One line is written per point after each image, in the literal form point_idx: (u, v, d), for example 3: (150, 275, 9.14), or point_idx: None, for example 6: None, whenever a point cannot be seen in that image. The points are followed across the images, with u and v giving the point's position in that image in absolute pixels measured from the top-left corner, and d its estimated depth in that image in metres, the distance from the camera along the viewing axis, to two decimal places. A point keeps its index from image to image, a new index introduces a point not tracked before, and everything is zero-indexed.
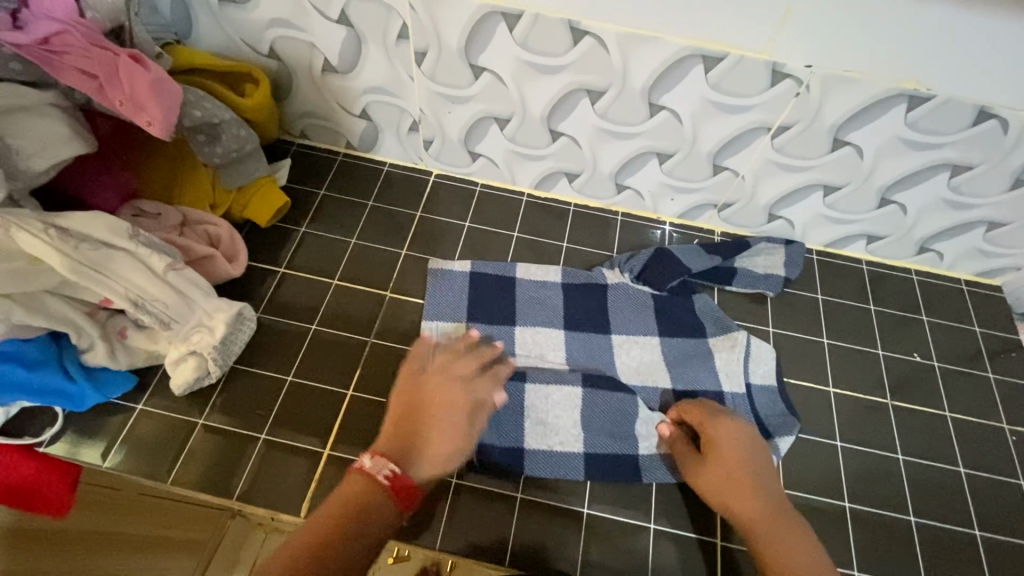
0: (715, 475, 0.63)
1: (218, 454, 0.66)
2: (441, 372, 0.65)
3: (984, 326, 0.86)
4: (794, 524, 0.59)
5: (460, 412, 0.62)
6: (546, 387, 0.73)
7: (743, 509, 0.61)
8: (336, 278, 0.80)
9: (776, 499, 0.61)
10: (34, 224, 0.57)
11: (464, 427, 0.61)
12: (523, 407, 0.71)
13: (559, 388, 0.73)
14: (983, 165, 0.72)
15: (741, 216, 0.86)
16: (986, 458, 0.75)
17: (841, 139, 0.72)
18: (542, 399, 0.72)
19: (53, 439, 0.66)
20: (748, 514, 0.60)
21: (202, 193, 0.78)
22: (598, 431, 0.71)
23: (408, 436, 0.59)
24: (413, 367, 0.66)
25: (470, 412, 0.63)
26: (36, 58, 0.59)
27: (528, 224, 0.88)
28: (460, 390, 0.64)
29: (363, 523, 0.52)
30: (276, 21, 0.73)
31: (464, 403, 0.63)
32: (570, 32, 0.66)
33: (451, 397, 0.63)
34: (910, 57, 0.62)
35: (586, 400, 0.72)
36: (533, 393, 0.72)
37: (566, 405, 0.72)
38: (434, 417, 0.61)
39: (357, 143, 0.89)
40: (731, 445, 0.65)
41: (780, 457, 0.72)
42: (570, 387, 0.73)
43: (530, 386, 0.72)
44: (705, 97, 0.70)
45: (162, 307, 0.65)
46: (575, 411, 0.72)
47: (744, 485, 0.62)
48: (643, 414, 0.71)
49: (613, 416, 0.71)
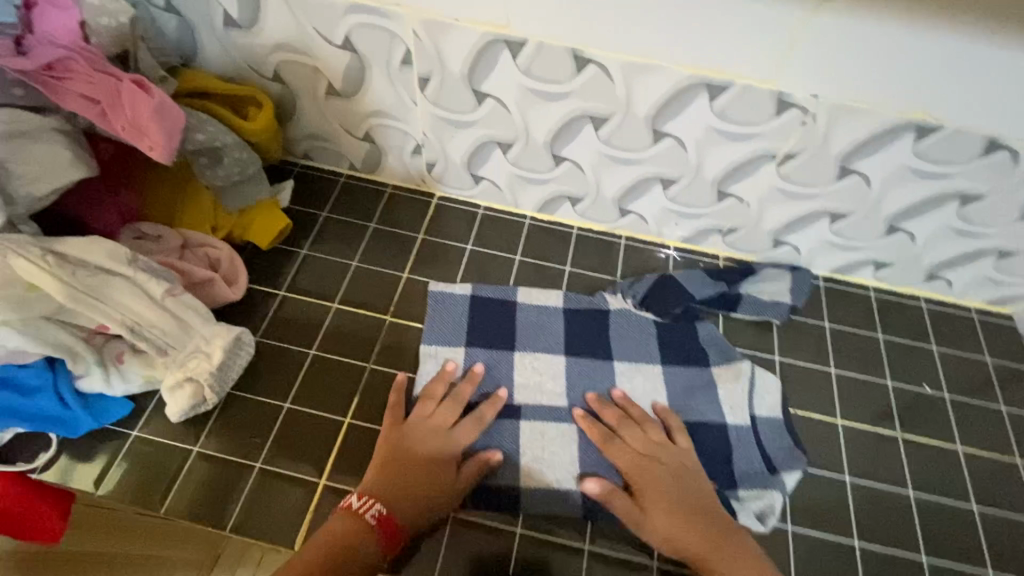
0: (661, 520, 0.63)
1: (212, 481, 0.65)
2: (429, 417, 0.68)
3: (996, 356, 0.84)
4: (740, 544, 0.61)
5: (442, 455, 0.65)
6: (543, 424, 0.72)
7: (694, 546, 0.61)
8: (336, 302, 0.79)
9: (718, 523, 0.63)
10: (31, 250, 0.58)
11: (449, 471, 0.64)
12: (522, 437, 0.70)
13: (555, 425, 0.72)
14: (993, 196, 0.71)
15: (746, 242, 0.85)
16: (999, 494, 0.73)
17: (848, 168, 0.71)
18: (537, 435, 0.71)
19: (46, 465, 0.65)
20: (698, 551, 0.61)
21: (203, 214, 0.77)
22: (599, 465, 0.69)
23: (391, 478, 0.63)
24: (400, 410, 0.69)
25: (452, 455, 0.66)
26: (41, 83, 0.60)
27: (530, 248, 0.87)
28: (442, 436, 0.67)
29: (346, 565, 0.56)
30: (281, 46, 0.73)
31: (447, 447, 0.66)
32: (574, 60, 0.66)
33: (434, 441, 0.66)
34: (918, 89, 0.61)
35: (581, 435, 0.71)
36: (528, 429, 0.71)
37: (562, 438, 0.71)
38: (421, 459, 0.64)
39: (360, 165, 0.89)
40: (664, 483, 0.65)
41: (786, 493, 0.70)
42: (565, 423, 0.72)
43: (525, 424, 0.71)
44: (709, 125, 0.69)
45: (160, 333, 0.65)
46: (573, 445, 0.70)
47: (683, 520, 0.62)
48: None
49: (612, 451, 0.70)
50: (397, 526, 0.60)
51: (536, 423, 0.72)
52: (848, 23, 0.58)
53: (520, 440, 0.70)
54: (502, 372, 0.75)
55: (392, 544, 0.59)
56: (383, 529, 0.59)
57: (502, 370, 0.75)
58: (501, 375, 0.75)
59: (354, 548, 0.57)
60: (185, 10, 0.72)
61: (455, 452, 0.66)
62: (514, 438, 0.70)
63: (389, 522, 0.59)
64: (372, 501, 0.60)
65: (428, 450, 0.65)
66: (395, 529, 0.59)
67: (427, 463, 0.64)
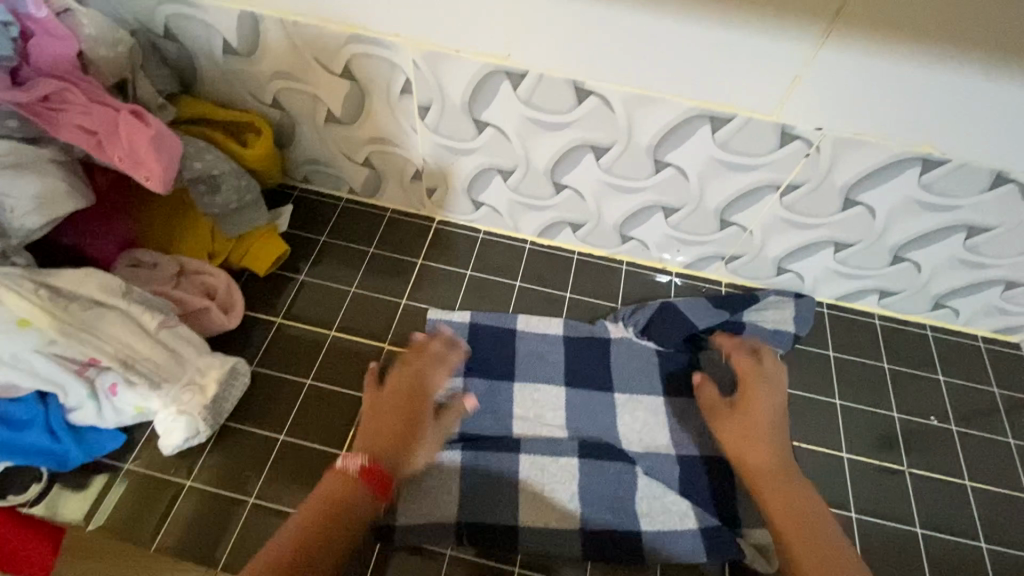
0: (740, 430, 0.64)
1: (204, 517, 0.64)
2: (401, 373, 0.66)
3: (1004, 387, 0.82)
4: (800, 482, 0.59)
5: (420, 408, 0.64)
6: (542, 459, 0.70)
7: (759, 461, 0.61)
8: (334, 329, 0.78)
9: (788, 460, 0.61)
10: (23, 283, 0.58)
11: (427, 420, 0.64)
12: (522, 475, 0.69)
13: (555, 459, 0.70)
14: (1000, 228, 0.70)
15: (750, 269, 0.84)
16: (1009, 532, 0.71)
17: (852, 199, 0.70)
18: (538, 471, 0.69)
19: (36, 499, 0.64)
20: (764, 465, 0.61)
21: (200, 241, 0.76)
22: (598, 501, 0.68)
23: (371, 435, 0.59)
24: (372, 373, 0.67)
25: (426, 405, 0.64)
26: (36, 115, 0.59)
27: (531, 273, 0.86)
28: (416, 388, 0.65)
29: (341, 522, 0.51)
30: (280, 74, 0.73)
31: (422, 399, 0.64)
32: (575, 91, 0.65)
33: (408, 395, 0.64)
34: (923, 123, 0.61)
35: (584, 469, 0.70)
36: (528, 468, 0.69)
37: (564, 475, 0.69)
38: (398, 411, 0.62)
39: (360, 189, 0.88)
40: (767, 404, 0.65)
41: None
42: (568, 456, 0.70)
43: (525, 458, 0.70)
44: (712, 156, 0.68)
45: (153, 366, 0.64)
46: (573, 481, 0.69)
47: (761, 437, 0.63)
48: (641, 484, 0.69)
49: (612, 488, 0.69)
50: (387, 476, 0.56)
51: (533, 459, 0.70)
52: (853, 58, 0.57)
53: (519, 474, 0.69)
54: (501, 404, 0.74)
55: (384, 494, 0.55)
56: (374, 479, 0.55)
57: (500, 401, 0.74)
58: (500, 406, 0.74)
59: (349, 505, 0.53)
60: (184, 38, 0.72)
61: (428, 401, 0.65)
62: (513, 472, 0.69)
63: (378, 470, 0.55)
64: (358, 456, 0.56)
65: (404, 405, 0.63)
66: (385, 478, 0.56)
67: (405, 415, 0.62)
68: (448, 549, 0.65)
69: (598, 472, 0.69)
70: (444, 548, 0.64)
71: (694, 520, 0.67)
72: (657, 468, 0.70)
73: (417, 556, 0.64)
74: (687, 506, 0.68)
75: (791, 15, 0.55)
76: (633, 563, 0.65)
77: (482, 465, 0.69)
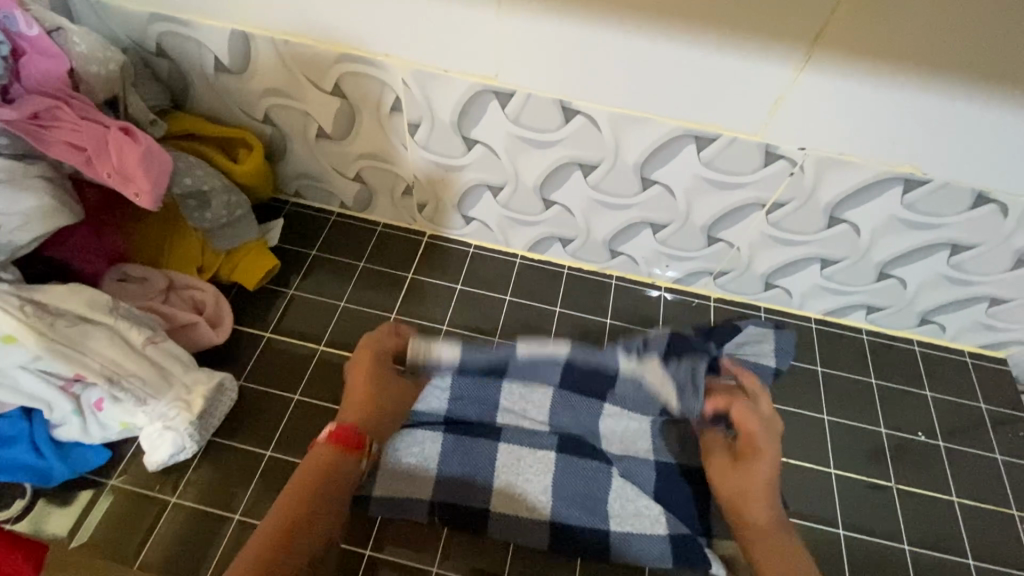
0: (732, 480, 0.61)
1: (188, 532, 0.64)
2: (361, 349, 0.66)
3: (991, 402, 0.83)
4: (780, 542, 0.57)
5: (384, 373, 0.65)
6: (520, 448, 0.71)
7: (749, 517, 0.59)
8: (323, 344, 0.78)
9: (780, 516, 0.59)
10: (10, 300, 0.56)
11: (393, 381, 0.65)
12: (498, 460, 0.70)
13: (534, 450, 0.71)
14: (983, 246, 0.70)
15: (738, 284, 0.84)
16: (997, 549, 0.72)
17: (837, 217, 0.71)
18: (514, 459, 0.70)
19: (20, 516, 0.63)
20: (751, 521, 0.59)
21: (190, 256, 0.77)
22: (570, 496, 0.68)
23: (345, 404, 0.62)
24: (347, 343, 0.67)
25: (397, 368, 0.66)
26: (23, 132, 0.58)
27: (521, 288, 0.86)
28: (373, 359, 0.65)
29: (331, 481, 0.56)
30: (272, 91, 0.73)
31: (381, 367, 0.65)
32: (562, 110, 0.66)
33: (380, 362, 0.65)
34: (904, 145, 0.62)
35: (560, 465, 0.70)
36: (506, 451, 0.70)
37: (539, 467, 0.70)
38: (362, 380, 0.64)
39: (351, 203, 0.88)
40: (768, 464, 0.60)
41: None
42: (546, 448, 0.71)
43: (504, 445, 0.71)
44: (698, 174, 0.69)
45: (140, 383, 0.63)
46: (548, 476, 0.69)
47: (748, 485, 0.60)
48: (615, 485, 0.69)
49: (585, 485, 0.69)
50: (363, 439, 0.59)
51: (512, 446, 0.71)
52: (834, 83, 0.58)
53: (506, 487, 0.69)
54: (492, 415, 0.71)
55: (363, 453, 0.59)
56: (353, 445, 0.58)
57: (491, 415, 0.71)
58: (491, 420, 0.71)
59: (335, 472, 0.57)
60: (175, 54, 0.72)
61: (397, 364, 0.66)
62: (500, 487, 0.68)
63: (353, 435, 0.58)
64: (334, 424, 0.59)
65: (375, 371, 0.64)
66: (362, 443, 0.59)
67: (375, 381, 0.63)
68: (435, 564, 0.65)
69: (574, 470, 0.70)
70: (429, 566, 0.64)
71: (664, 526, 0.67)
72: (634, 472, 0.69)
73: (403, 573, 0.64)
74: (659, 511, 0.68)
75: (773, 39, 0.56)
76: None
77: (470, 480, 0.69)
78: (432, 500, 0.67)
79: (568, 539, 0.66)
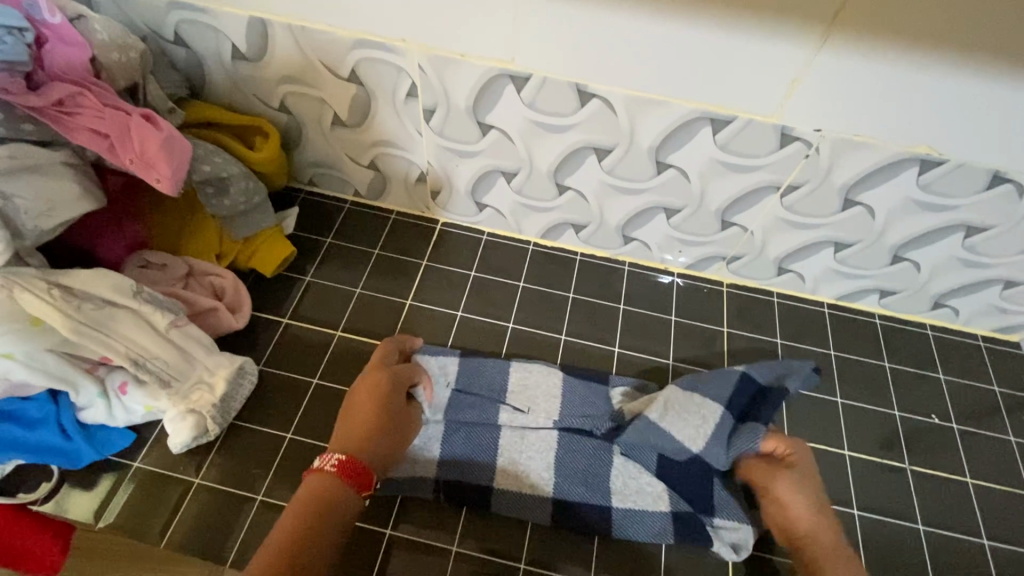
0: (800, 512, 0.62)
1: (210, 512, 0.65)
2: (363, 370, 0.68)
3: (1004, 384, 0.83)
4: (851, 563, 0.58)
5: (384, 397, 0.65)
6: (525, 428, 0.70)
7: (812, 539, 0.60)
8: (340, 328, 0.79)
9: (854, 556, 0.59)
10: (38, 284, 0.59)
11: (394, 406, 0.66)
12: (501, 441, 0.70)
13: (535, 430, 0.70)
14: (998, 228, 0.70)
15: (752, 269, 0.85)
16: (1011, 529, 0.72)
17: (852, 199, 0.71)
18: (518, 438, 0.70)
19: (47, 497, 0.65)
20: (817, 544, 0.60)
21: (208, 242, 0.78)
22: (586, 486, 0.68)
23: (346, 433, 0.62)
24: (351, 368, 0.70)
25: (396, 394, 0.66)
26: (49, 119, 0.59)
27: (535, 274, 0.86)
28: (371, 382, 0.66)
29: (327, 515, 0.55)
30: (288, 78, 0.74)
31: (375, 392, 0.65)
32: (578, 94, 0.67)
33: (375, 393, 0.65)
34: (920, 127, 0.62)
35: (562, 443, 0.70)
36: (507, 429, 0.70)
37: (541, 445, 0.70)
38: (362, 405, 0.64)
39: (366, 192, 0.89)
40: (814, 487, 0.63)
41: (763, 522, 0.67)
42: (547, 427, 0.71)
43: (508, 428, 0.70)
44: (713, 157, 0.70)
45: (163, 364, 0.66)
46: (551, 452, 0.70)
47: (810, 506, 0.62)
48: (616, 464, 0.69)
49: (588, 462, 0.69)
50: (364, 469, 0.59)
51: (515, 424, 0.70)
52: (853, 64, 0.58)
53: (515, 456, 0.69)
54: (497, 390, 0.72)
55: (362, 487, 0.58)
56: (353, 476, 0.58)
57: (495, 383, 0.73)
58: (497, 390, 0.72)
59: (333, 501, 0.56)
60: (194, 43, 0.73)
61: (396, 390, 0.67)
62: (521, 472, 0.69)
63: (354, 464, 0.58)
64: (333, 453, 0.59)
65: (372, 395, 0.65)
66: (364, 472, 0.58)
67: (371, 407, 0.64)
68: (454, 544, 0.65)
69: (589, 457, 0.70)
70: (449, 545, 0.65)
71: (667, 504, 0.67)
72: (634, 451, 0.68)
73: (423, 552, 0.64)
74: (662, 489, 0.68)
75: (788, 22, 0.56)
76: (637, 557, 0.66)
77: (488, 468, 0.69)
78: (436, 478, 0.67)
79: (582, 521, 0.66)
